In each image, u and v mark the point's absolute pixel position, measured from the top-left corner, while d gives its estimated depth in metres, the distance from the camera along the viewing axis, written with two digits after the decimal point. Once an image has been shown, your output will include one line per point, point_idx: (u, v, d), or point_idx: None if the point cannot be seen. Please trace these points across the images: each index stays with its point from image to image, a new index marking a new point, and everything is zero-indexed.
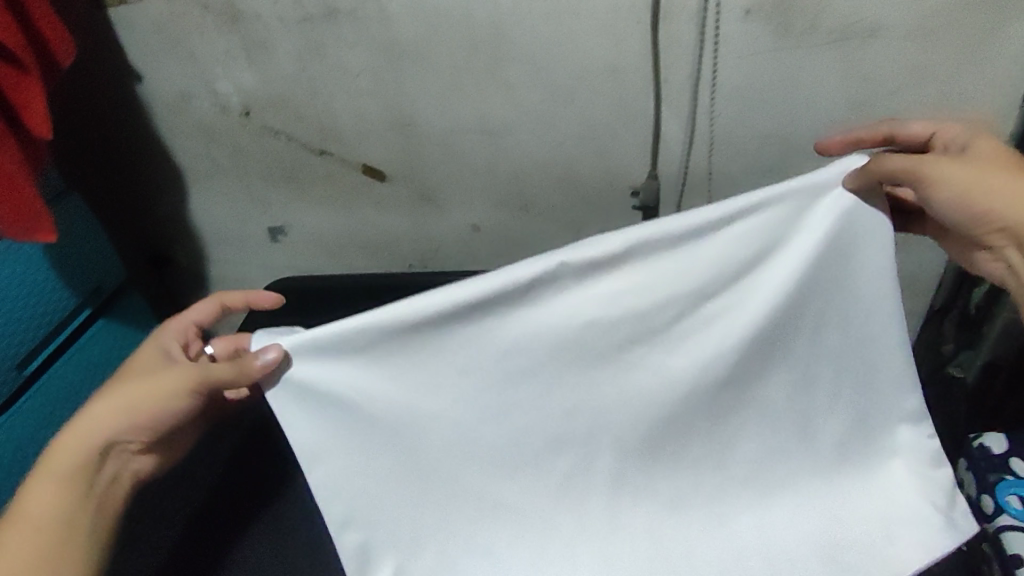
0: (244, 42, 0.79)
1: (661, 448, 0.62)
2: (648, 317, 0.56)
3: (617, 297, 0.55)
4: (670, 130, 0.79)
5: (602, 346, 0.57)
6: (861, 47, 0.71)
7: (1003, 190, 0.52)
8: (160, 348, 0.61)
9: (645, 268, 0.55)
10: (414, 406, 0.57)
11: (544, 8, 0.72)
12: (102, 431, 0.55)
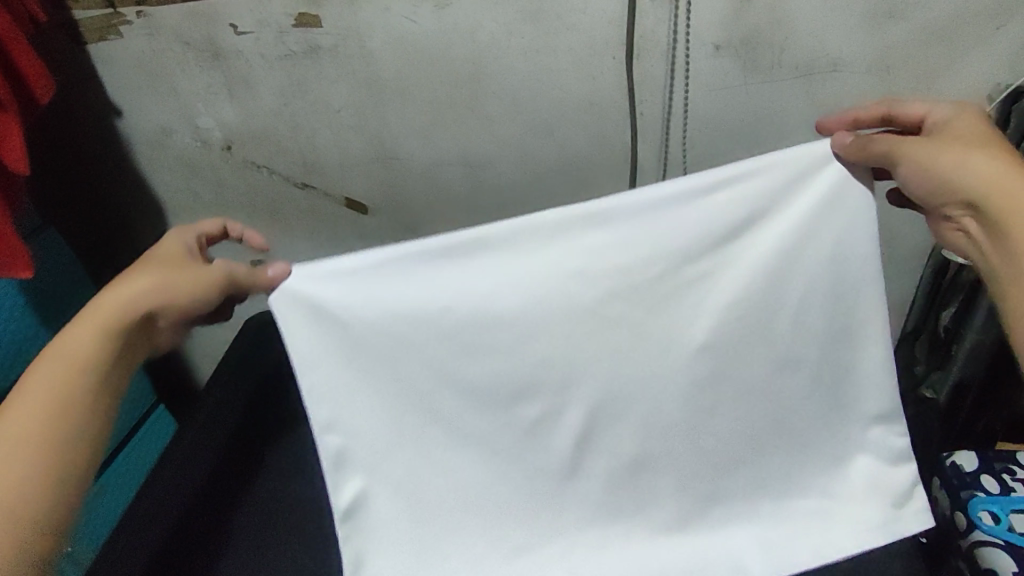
0: (226, 79, 0.80)
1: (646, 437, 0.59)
2: (635, 271, 0.58)
3: (600, 252, 0.58)
4: (646, 159, 0.81)
5: (582, 301, 0.58)
6: (824, 81, 0.74)
7: (970, 166, 0.53)
8: (177, 244, 0.60)
9: (626, 224, 0.58)
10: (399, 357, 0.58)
11: (521, 45, 0.74)
12: (133, 304, 0.54)
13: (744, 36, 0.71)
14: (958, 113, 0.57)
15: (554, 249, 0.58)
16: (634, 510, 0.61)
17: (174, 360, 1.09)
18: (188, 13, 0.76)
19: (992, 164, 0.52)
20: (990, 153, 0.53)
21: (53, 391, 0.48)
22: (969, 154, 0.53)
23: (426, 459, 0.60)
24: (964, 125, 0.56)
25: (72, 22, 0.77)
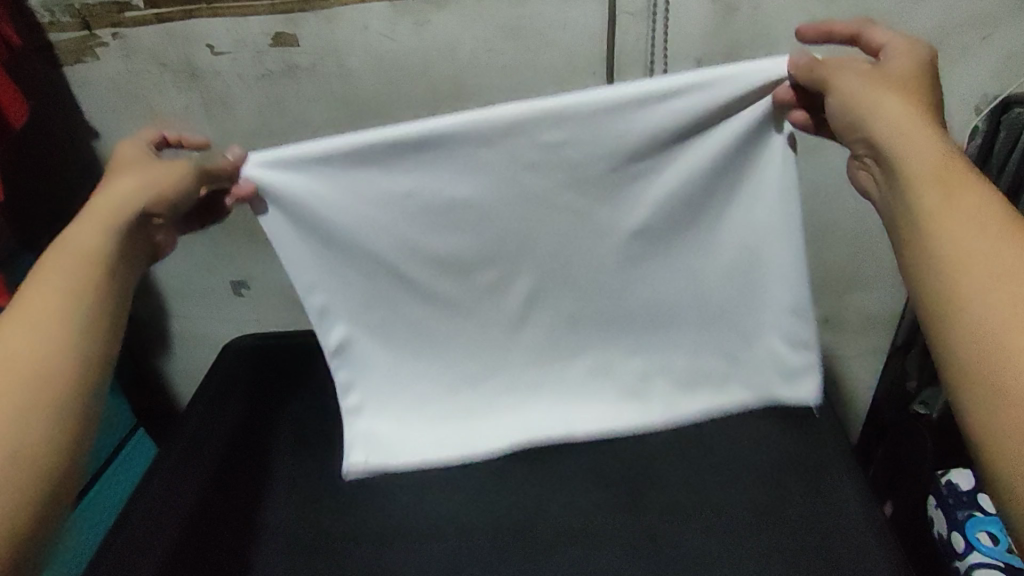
0: (203, 99, 0.79)
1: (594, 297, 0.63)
2: (586, 168, 0.55)
3: (555, 148, 0.54)
4: None
5: (532, 190, 0.57)
6: None
7: (883, 104, 0.44)
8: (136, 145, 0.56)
9: (570, 127, 0.53)
10: (363, 231, 0.59)
11: (501, 61, 0.73)
12: (129, 202, 0.50)
13: (725, 49, 0.70)
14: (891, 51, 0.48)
15: (506, 146, 0.54)
16: (569, 356, 0.66)
17: (155, 381, 1.07)
18: (164, 34, 0.75)
19: (903, 113, 0.44)
20: (906, 99, 0.44)
21: (74, 278, 0.45)
22: (885, 98, 0.45)
23: (393, 309, 0.64)
24: (889, 66, 0.47)
25: (47, 45, 0.76)
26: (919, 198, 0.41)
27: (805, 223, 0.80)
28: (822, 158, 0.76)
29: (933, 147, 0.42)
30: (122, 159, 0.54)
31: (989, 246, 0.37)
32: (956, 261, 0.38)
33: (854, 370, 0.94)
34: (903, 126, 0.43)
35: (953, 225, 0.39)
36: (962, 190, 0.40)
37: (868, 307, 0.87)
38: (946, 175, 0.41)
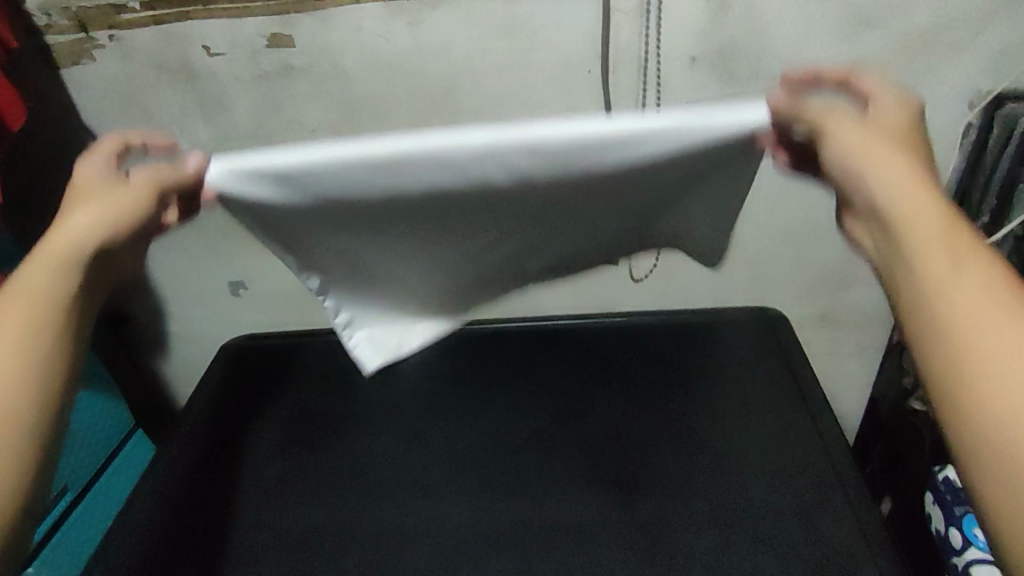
0: (199, 100, 0.79)
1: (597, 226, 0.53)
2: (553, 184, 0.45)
3: (516, 177, 0.44)
4: None
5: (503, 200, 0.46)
6: None
7: (886, 165, 0.38)
8: (104, 158, 0.45)
9: (529, 151, 0.42)
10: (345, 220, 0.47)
11: (496, 60, 0.73)
12: (86, 260, 0.41)
13: (720, 48, 0.70)
14: (885, 104, 0.43)
15: (472, 178, 0.43)
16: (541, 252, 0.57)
17: (153, 381, 1.07)
18: (160, 35, 0.75)
19: (905, 175, 0.38)
20: (907, 156, 0.39)
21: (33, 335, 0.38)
22: (884, 151, 0.39)
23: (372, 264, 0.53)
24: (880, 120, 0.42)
25: (44, 47, 0.77)
26: (922, 270, 0.35)
27: (801, 219, 0.80)
28: None
29: (940, 212, 0.36)
30: (86, 176, 0.44)
31: (1003, 320, 0.32)
32: (966, 334, 0.32)
33: (851, 368, 0.93)
34: (905, 186, 0.37)
35: (970, 298, 0.33)
36: (971, 263, 0.34)
37: (865, 304, 0.87)
38: (956, 243, 0.35)
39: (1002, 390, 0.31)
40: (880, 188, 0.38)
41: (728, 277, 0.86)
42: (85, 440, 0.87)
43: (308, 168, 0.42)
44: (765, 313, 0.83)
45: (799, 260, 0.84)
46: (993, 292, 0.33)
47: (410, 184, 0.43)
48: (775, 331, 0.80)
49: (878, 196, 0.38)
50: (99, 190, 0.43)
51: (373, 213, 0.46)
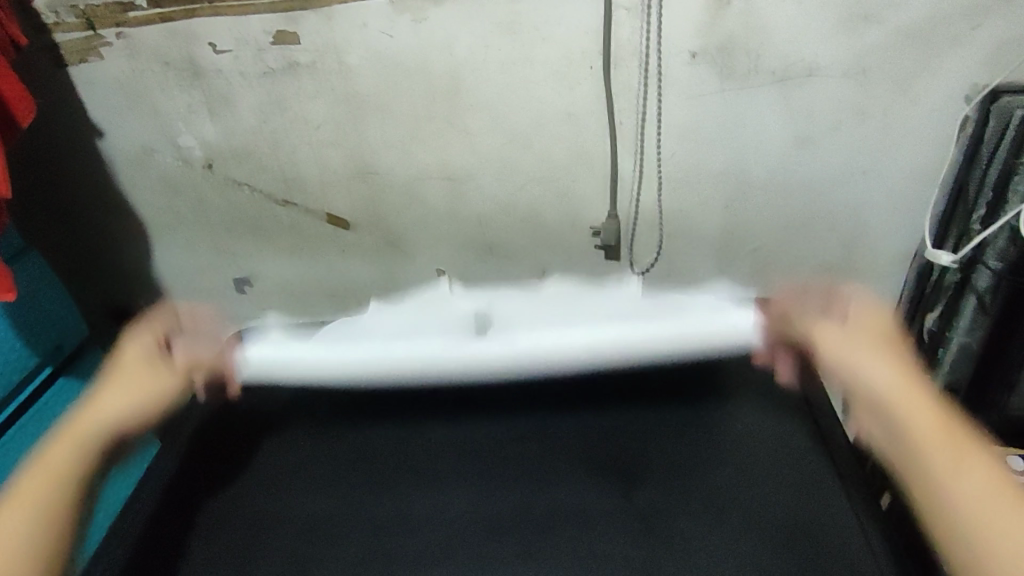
0: (205, 97, 0.80)
1: (570, 336, 0.65)
2: (588, 346, 0.63)
3: (543, 342, 0.63)
4: (625, 170, 0.80)
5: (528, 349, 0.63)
6: (802, 87, 0.72)
7: (866, 359, 0.49)
8: (149, 334, 0.56)
9: (562, 342, 0.63)
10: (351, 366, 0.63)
11: (499, 57, 0.74)
12: (101, 418, 0.46)
13: (720, 43, 0.70)
14: (861, 315, 0.55)
15: (501, 346, 0.63)
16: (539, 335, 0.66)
17: None
18: (167, 33, 0.76)
19: (889, 372, 0.47)
20: (894, 364, 0.48)
21: (43, 478, 0.41)
22: (871, 359, 0.49)
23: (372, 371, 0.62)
24: (863, 326, 0.54)
25: (52, 45, 0.78)
26: (908, 425, 0.43)
27: (799, 215, 0.81)
28: (817, 149, 0.76)
29: (933, 410, 0.43)
30: (130, 352, 0.53)
31: (973, 468, 0.39)
32: (941, 473, 0.40)
33: None
34: (893, 379, 0.46)
35: (948, 449, 0.41)
36: (969, 453, 0.40)
37: None
38: (948, 435, 0.42)
39: (985, 514, 0.37)
40: (872, 377, 0.47)
41: (729, 272, 0.87)
42: None
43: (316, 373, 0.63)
44: (768, 304, 0.80)
45: (799, 255, 0.84)
46: (972, 446, 0.41)
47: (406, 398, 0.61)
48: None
49: (865, 383, 0.47)
50: (135, 364, 0.52)
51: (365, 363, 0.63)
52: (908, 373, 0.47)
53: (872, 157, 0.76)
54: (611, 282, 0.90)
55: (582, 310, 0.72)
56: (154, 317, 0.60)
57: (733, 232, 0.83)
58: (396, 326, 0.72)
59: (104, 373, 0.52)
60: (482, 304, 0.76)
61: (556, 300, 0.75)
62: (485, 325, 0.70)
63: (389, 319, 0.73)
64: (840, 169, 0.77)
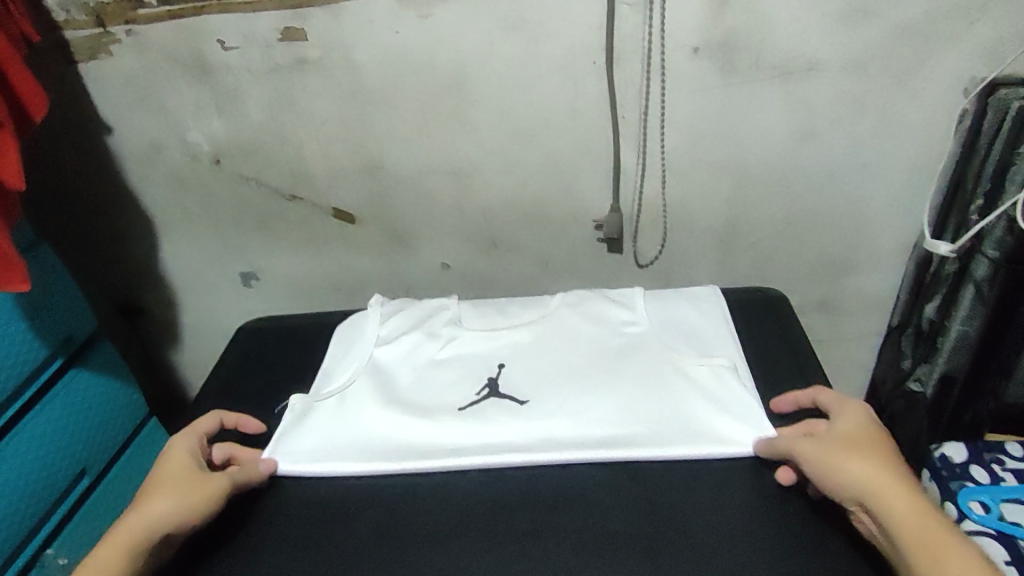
0: (214, 93, 0.81)
1: (588, 414, 0.65)
2: (591, 449, 0.62)
3: (548, 440, 0.63)
4: (627, 163, 0.81)
5: (537, 438, 0.63)
6: (802, 81, 0.74)
7: (850, 462, 0.53)
8: (186, 450, 0.61)
9: (570, 441, 0.63)
10: (378, 451, 0.64)
11: (503, 52, 0.75)
12: (156, 526, 0.54)
13: (722, 38, 0.72)
14: (844, 408, 0.59)
15: (510, 446, 0.63)
16: (556, 416, 0.65)
17: (164, 371, 1.10)
18: (176, 29, 0.77)
19: (873, 473, 0.52)
20: (880, 464, 0.52)
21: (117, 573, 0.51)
22: (860, 460, 0.53)
23: (405, 457, 0.64)
24: (846, 422, 0.57)
25: (63, 42, 0.79)
26: (903, 530, 0.49)
27: (798, 208, 0.82)
28: (817, 142, 0.77)
29: (910, 510, 0.50)
30: (171, 461, 0.60)
31: (959, 562, 0.47)
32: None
33: (851, 355, 0.95)
34: (877, 479, 0.51)
35: (942, 550, 0.48)
36: (948, 548, 0.48)
37: (865, 291, 0.88)
38: (927, 540, 0.48)
39: None
40: (861, 483, 0.52)
41: (731, 264, 0.88)
42: (102, 426, 0.89)
43: (346, 457, 0.64)
44: (766, 292, 0.80)
45: (800, 248, 0.85)
46: (955, 544, 0.48)
47: (425, 456, 0.63)
48: (775, 305, 0.78)
49: (856, 491, 0.52)
50: (174, 480, 0.57)
51: (391, 454, 0.64)
52: (884, 465, 0.52)
53: (870, 150, 0.77)
54: (613, 274, 0.91)
55: (593, 355, 0.70)
56: (197, 424, 0.64)
57: (734, 225, 0.84)
58: (411, 365, 0.71)
59: (152, 477, 0.59)
60: (491, 334, 0.73)
61: (561, 328, 0.73)
62: (496, 378, 0.69)
63: (405, 347, 0.73)
64: (839, 162, 0.79)
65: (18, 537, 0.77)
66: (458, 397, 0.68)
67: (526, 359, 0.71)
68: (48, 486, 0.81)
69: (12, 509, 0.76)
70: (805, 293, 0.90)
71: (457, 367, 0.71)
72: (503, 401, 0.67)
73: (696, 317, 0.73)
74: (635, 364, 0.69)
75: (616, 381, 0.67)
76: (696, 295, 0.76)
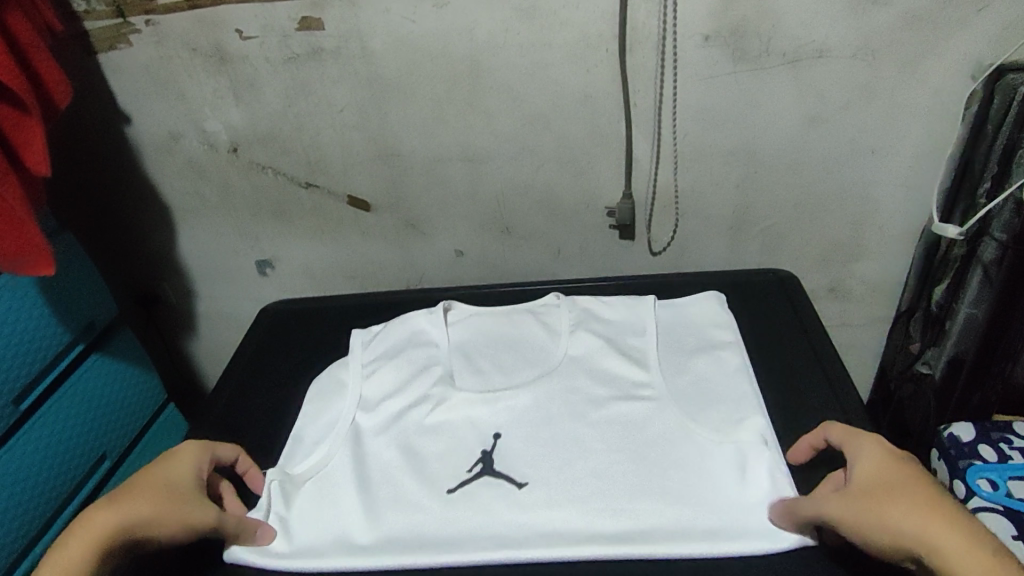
0: (231, 82, 0.83)
1: (598, 499, 0.56)
2: (595, 540, 0.54)
3: (545, 525, 0.55)
4: (640, 151, 0.82)
5: (547, 527, 0.55)
6: (812, 68, 0.75)
7: (894, 513, 0.48)
8: (194, 462, 0.58)
9: (577, 532, 0.54)
10: (362, 538, 0.56)
11: (518, 40, 0.76)
12: (130, 524, 0.51)
13: (733, 26, 0.73)
14: (860, 449, 0.54)
15: (514, 534, 0.55)
16: (568, 505, 0.56)
17: (182, 359, 1.12)
18: (195, 20, 0.79)
19: (919, 517, 0.47)
20: (922, 512, 0.47)
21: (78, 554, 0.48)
22: (898, 508, 0.48)
23: (398, 545, 0.55)
24: (865, 466, 0.53)
25: (83, 33, 0.80)
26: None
27: (808, 193, 0.84)
28: (826, 128, 0.79)
29: (966, 552, 0.45)
30: (176, 469, 0.56)
31: None
32: None
33: (859, 340, 0.97)
34: (923, 523, 0.47)
35: None
36: None
37: (874, 276, 0.90)
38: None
39: None
40: (909, 534, 0.47)
41: (740, 251, 0.89)
42: (121, 410, 0.91)
43: (324, 547, 0.55)
44: (776, 274, 0.81)
45: (808, 234, 0.87)
46: None
47: (417, 545, 0.55)
48: (785, 286, 0.79)
49: (904, 544, 0.47)
50: (167, 485, 0.54)
51: (379, 539, 0.55)
52: (927, 507, 0.48)
53: (879, 136, 0.79)
54: (624, 260, 0.92)
55: (601, 423, 0.61)
56: (214, 445, 0.61)
57: (744, 211, 0.86)
58: (395, 433, 0.63)
59: (152, 469, 0.56)
60: (487, 397, 0.64)
61: (566, 387, 0.64)
62: (491, 452, 0.60)
63: (390, 412, 0.64)
64: (847, 148, 0.80)
65: (43, 518, 0.79)
66: (450, 475, 0.59)
67: (523, 426, 0.62)
68: (66, 469, 0.83)
69: (37, 491, 0.78)
70: (813, 279, 0.91)
71: (449, 436, 0.62)
72: (499, 483, 0.58)
73: (719, 365, 0.65)
74: (645, 439, 0.60)
75: (629, 461, 0.58)
76: (714, 342, 0.68)
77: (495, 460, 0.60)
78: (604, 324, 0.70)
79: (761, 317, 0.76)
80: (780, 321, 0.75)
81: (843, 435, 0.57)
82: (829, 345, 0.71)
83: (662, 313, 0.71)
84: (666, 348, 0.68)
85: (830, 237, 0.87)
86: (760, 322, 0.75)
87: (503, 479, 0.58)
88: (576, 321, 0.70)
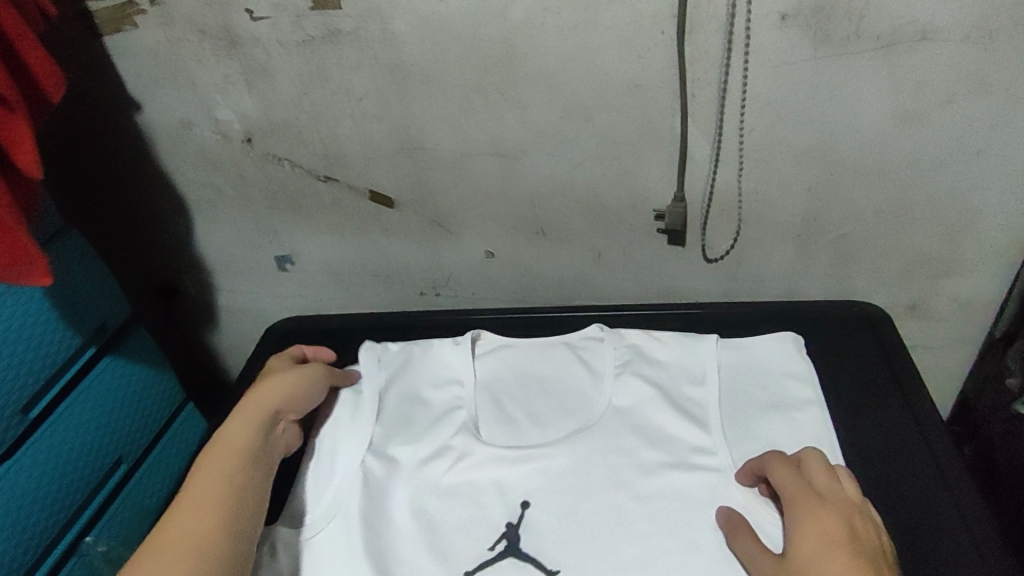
0: (243, 67, 0.75)
1: None
2: None
3: None
4: (698, 147, 0.72)
5: None
6: (911, 53, 0.63)
7: None
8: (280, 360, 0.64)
9: None
10: None
11: (559, 21, 0.66)
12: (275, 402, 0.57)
13: (816, 3, 0.61)
14: (804, 518, 0.47)
15: None
16: None
17: (203, 354, 1.08)
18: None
19: None
20: None
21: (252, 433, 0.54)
22: None
23: None
24: (809, 544, 0.46)
25: (85, 13, 0.73)
26: None
27: (892, 199, 0.72)
28: (921, 124, 0.67)
29: None
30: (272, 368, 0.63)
31: None
32: None
33: (939, 360, 0.86)
34: None
35: None
36: None
37: (964, 292, 0.79)
38: None
39: None
40: None
41: (809, 261, 0.79)
42: (137, 412, 0.87)
43: None
44: (863, 309, 0.72)
45: (889, 244, 0.76)
46: None
47: None
48: (874, 326, 0.70)
49: None
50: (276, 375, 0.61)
51: None
52: None
53: (983, 134, 0.67)
54: (673, 268, 0.83)
55: (646, 496, 0.54)
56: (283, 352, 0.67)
57: (815, 216, 0.75)
58: (410, 492, 0.56)
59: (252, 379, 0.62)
60: (516, 456, 0.57)
61: (606, 448, 0.57)
62: (517, 528, 0.53)
63: (405, 465, 0.58)
64: (945, 146, 0.68)
65: (57, 525, 0.76)
66: (470, 551, 0.53)
67: (555, 497, 0.55)
68: (81, 475, 0.79)
69: (49, 500, 0.75)
70: (891, 293, 0.80)
71: (470, 502, 0.55)
72: (526, 569, 0.51)
73: (787, 426, 0.58)
74: (699, 519, 0.52)
75: (675, 550, 0.51)
76: (785, 397, 0.60)
77: (524, 537, 0.53)
78: (656, 367, 0.62)
79: (842, 363, 0.68)
80: (873, 366, 0.67)
81: (774, 460, 0.52)
82: (926, 401, 0.64)
83: (726, 354, 0.63)
84: (726, 402, 0.60)
85: (914, 246, 0.75)
86: (842, 369, 0.67)
87: (531, 563, 0.52)
88: (622, 362, 0.63)
